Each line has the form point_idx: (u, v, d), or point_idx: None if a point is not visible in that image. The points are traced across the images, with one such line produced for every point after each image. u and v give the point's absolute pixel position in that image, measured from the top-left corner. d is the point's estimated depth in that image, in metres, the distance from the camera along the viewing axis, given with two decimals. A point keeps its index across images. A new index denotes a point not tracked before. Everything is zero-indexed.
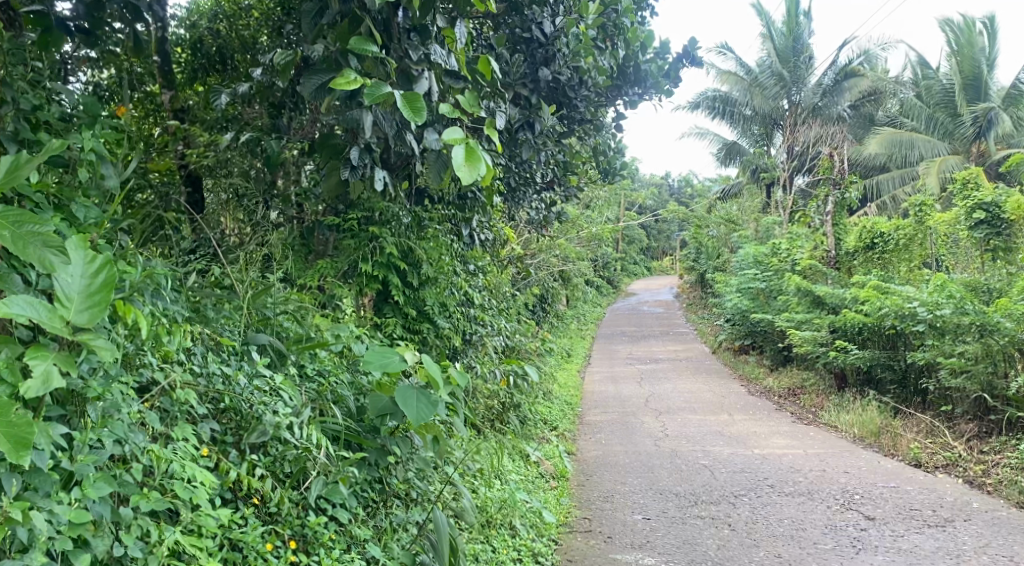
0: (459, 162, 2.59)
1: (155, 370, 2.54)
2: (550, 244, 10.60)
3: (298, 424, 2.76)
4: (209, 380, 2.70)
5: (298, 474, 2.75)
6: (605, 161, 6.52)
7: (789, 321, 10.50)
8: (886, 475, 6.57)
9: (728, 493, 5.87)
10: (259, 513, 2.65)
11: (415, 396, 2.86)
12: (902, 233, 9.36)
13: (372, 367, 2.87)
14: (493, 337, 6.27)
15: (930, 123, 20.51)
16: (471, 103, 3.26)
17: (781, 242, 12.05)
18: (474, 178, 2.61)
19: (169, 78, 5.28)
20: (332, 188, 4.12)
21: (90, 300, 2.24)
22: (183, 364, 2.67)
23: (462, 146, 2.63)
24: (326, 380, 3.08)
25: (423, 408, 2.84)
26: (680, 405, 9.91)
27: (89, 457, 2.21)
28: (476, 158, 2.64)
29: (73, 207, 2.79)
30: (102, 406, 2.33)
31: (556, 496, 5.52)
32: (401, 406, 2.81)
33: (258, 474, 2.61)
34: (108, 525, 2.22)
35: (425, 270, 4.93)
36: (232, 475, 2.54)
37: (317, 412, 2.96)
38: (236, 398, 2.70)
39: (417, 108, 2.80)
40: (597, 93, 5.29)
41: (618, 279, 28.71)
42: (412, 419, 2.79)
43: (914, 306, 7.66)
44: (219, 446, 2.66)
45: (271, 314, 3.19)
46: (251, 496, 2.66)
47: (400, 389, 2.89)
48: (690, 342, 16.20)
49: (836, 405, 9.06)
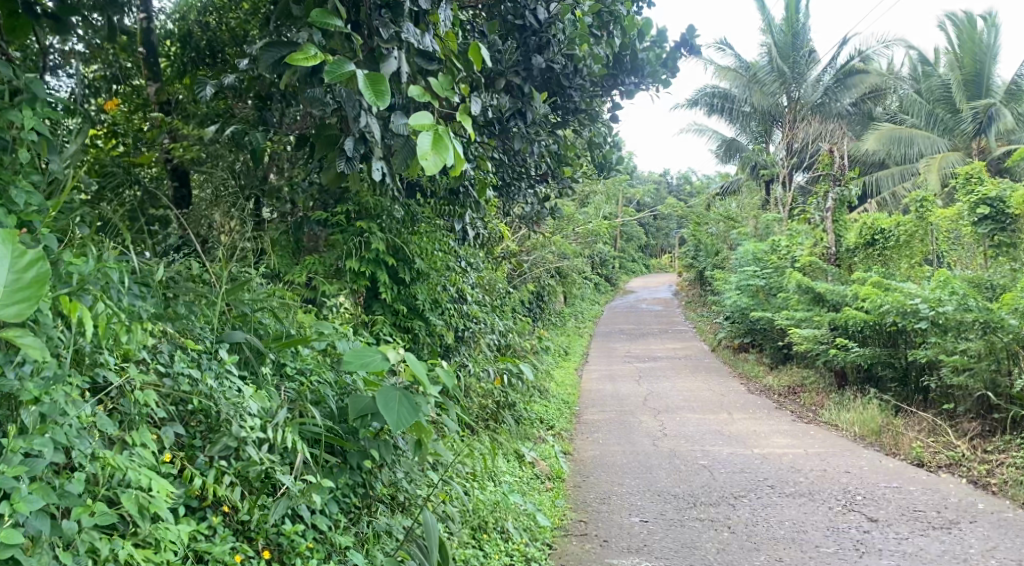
0: (426, 150, 2.43)
1: (114, 370, 2.38)
2: (547, 241, 10.48)
3: (271, 428, 2.63)
4: (175, 381, 2.55)
5: (273, 480, 2.60)
6: (602, 155, 6.39)
7: (789, 318, 10.38)
8: (888, 475, 6.44)
9: (728, 494, 5.74)
10: (229, 522, 2.52)
11: (400, 399, 2.73)
12: (902, 230, 9.25)
13: (352, 367, 2.74)
14: (487, 334, 6.14)
15: (930, 119, 20.45)
16: (443, 87, 3.05)
17: (781, 239, 11.93)
18: (440, 166, 2.46)
19: (156, 71, 5.15)
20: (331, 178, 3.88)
21: (18, 295, 2.02)
22: (147, 363, 2.53)
23: (429, 133, 2.49)
24: (307, 379, 2.98)
25: (406, 413, 2.70)
26: (678, 403, 9.79)
27: (14, 470, 1.96)
28: (444, 145, 2.49)
29: (11, 192, 2.58)
30: (41, 411, 2.12)
31: (551, 498, 5.40)
32: (383, 409, 2.68)
33: (225, 481, 2.47)
34: (46, 542, 2.01)
35: (416, 266, 4.80)
36: (196, 482, 2.39)
37: (295, 414, 2.82)
38: (204, 400, 2.55)
39: (381, 92, 2.67)
40: (593, 84, 5.15)
41: (616, 277, 28.62)
42: (392, 424, 2.65)
43: (916, 303, 7.54)
44: (186, 451, 2.53)
45: (249, 311, 3.05)
46: (221, 503, 2.52)
47: (383, 391, 2.77)
48: (689, 340, 16.10)
49: (836, 404, 8.94)
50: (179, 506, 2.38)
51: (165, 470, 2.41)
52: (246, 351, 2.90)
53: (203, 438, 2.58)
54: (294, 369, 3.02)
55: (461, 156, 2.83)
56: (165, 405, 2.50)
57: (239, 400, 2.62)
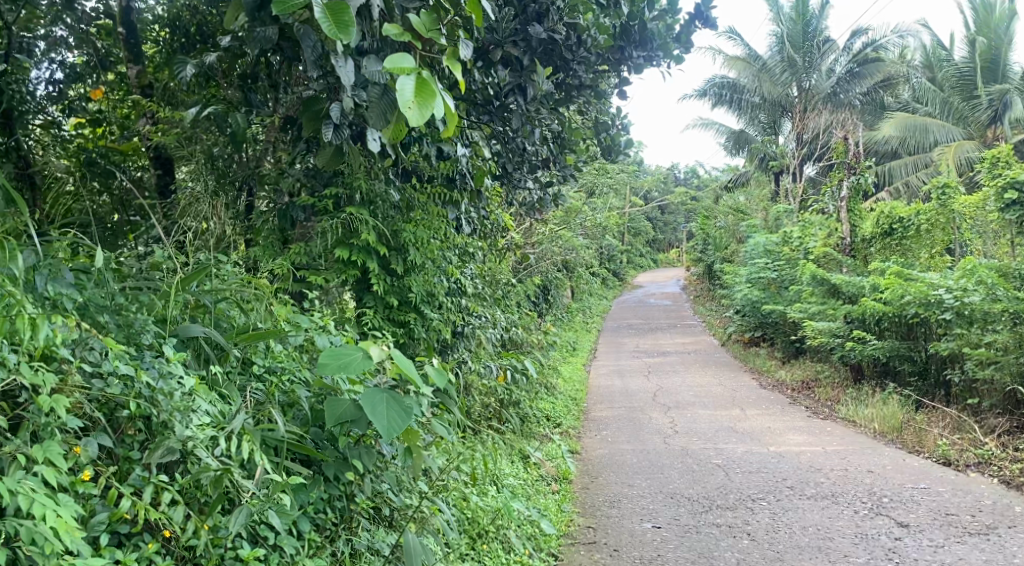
0: (408, 100, 2.12)
1: (12, 372, 2.00)
2: (552, 233, 10.10)
3: (218, 438, 2.28)
4: (107, 383, 2.18)
5: (220, 500, 2.24)
6: (608, 139, 6.01)
7: (803, 311, 10.03)
8: (913, 474, 6.10)
9: (745, 496, 5.40)
10: (170, 549, 2.17)
11: (388, 404, 2.41)
12: (922, 218, 8.87)
13: (329, 370, 2.42)
14: (488, 329, 5.81)
15: (943, 108, 20.03)
16: (425, 26, 2.76)
17: (792, 230, 11.50)
18: (424, 120, 2.17)
19: (137, 53, 4.87)
20: (329, 159, 3.71)
21: None
22: (72, 361, 2.15)
23: (413, 76, 2.18)
24: (279, 378, 2.65)
25: (396, 419, 2.38)
26: (691, 399, 9.43)
27: None
28: (429, 95, 2.18)
29: None
30: None
31: (557, 502, 5.07)
32: (369, 413, 2.35)
33: (163, 502, 2.12)
34: None
35: (410, 254, 4.42)
36: (125, 503, 2.05)
37: (257, 421, 2.49)
38: (142, 405, 2.18)
39: (346, 24, 2.37)
40: (598, 57, 4.81)
41: (623, 271, 28.24)
42: (381, 432, 2.31)
43: (940, 293, 7.20)
44: (119, 466, 2.17)
45: (211, 302, 2.68)
46: (159, 528, 2.16)
47: (367, 394, 2.44)
48: (698, 334, 15.74)
49: (853, 399, 8.58)
50: (100, 535, 2.03)
51: (81, 492, 2.04)
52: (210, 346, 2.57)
53: (142, 449, 2.22)
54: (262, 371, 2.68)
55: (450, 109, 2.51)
56: (94, 413, 2.14)
57: (188, 402, 2.27)
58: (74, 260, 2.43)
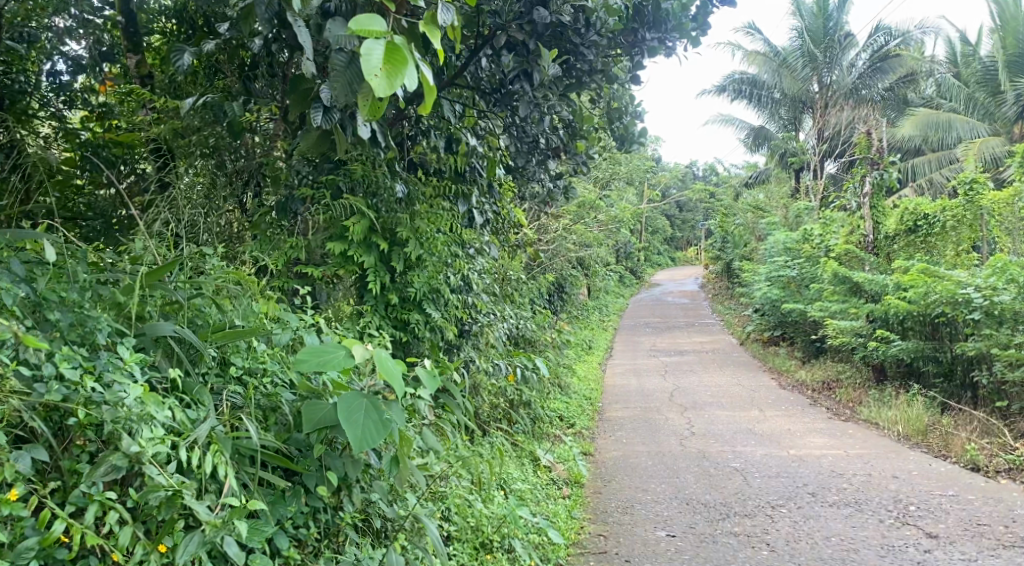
0: (374, 68, 2.03)
1: None
2: (566, 229, 9.88)
3: (175, 449, 2.09)
4: (47, 390, 2.00)
5: (173, 520, 2.05)
6: (622, 128, 5.89)
7: (824, 309, 9.76)
8: (940, 480, 5.83)
9: (763, 503, 5.17)
10: None
11: (365, 412, 2.33)
12: (949, 215, 8.55)
13: (304, 369, 2.32)
14: (497, 327, 5.61)
15: (969, 103, 19.59)
16: None
17: (814, 227, 11.20)
18: (389, 89, 2.05)
19: (135, 42, 4.92)
20: (312, 145, 3.74)
21: None
22: (8, 365, 1.98)
23: (382, 42, 2.06)
24: (258, 380, 2.48)
25: (370, 430, 2.30)
26: (707, 400, 9.20)
27: None
28: (398, 62, 2.06)
29: None
30: None
31: (568, 508, 4.88)
32: (342, 421, 2.27)
33: (105, 525, 1.93)
34: None
35: (412, 249, 4.23)
36: (57, 527, 1.86)
37: (229, 428, 2.32)
38: (86, 411, 1.99)
39: None
40: (608, 41, 4.61)
41: (640, 270, 27.93)
42: (352, 443, 2.23)
43: (968, 292, 6.93)
44: (60, 481, 1.98)
45: (187, 298, 2.51)
46: (105, 552, 1.97)
47: (346, 398, 2.36)
48: (717, 333, 15.45)
49: (875, 401, 8.31)
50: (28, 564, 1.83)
51: (7, 513, 1.84)
52: (185, 349, 2.39)
53: (90, 461, 2.03)
54: (241, 374, 2.49)
55: (430, 86, 2.40)
56: (32, 422, 1.95)
57: (143, 412, 2.07)
58: (27, 253, 2.28)
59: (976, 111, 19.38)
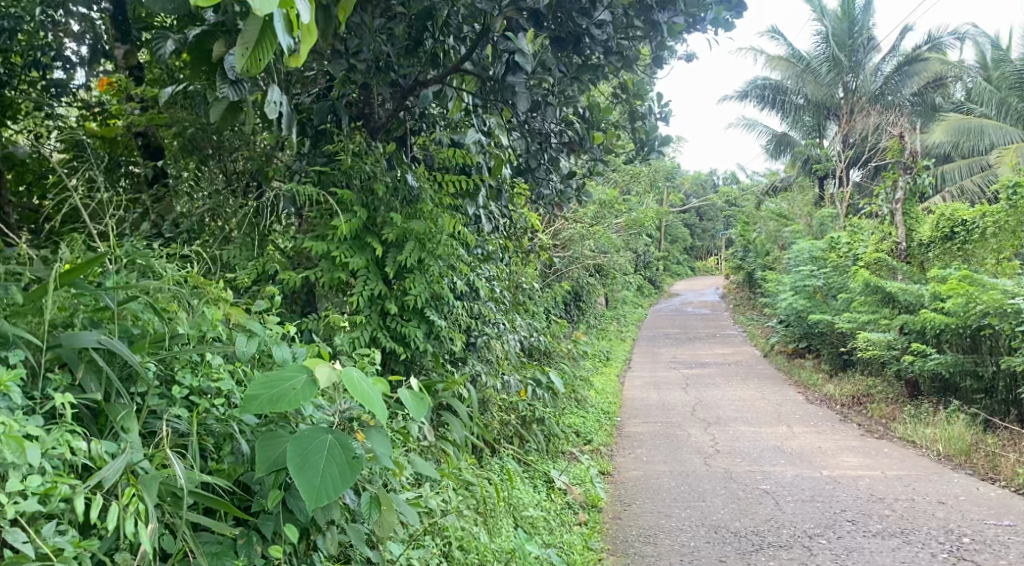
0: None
1: None
2: (582, 237, 9.44)
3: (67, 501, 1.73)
4: None
5: None
6: (642, 131, 5.34)
7: (853, 321, 9.25)
8: (993, 508, 5.31)
9: (800, 532, 4.70)
10: None
11: (326, 455, 2.02)
12: (988, 221, 7.95)
13: (254, 408, 2.04)
14: (509, 337, 5.20)
15: (1001, 108, 18.96)
16: None
17: (841, 235, 10.71)
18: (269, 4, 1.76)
19: (125, 30, 4.68)
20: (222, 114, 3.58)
21: None
22: None
23: None
24: (201, 404, 2.16)
25: (330, 477, 1.99)
26: (732, 414, 8.71)
27: None
28: None
29: None
30: None
31: (585, 536, 4.44)
32: (296, 471, 1.96)
33: None
34: None
35: (410, 249, 3.79)
36: None
37: (162, 464, 1.99)
38: None
39: None
40: (624, 22, 4.20)
41: (660, 280, 27.32)
42: (304, 497, 1.92)
43: (1016, 302, 6.42)
44: None
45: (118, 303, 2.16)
46: None
47: (303, 439, 2.05)
48: (739, 345, 14.90)
49: (911, 417, 7.82)
50: None
51: None
52: (113, 367, 2.08)
53: None
54: (188, 393, 2.18)
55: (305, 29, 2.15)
56: None
57: (15, 457, 1.67)
58: None
59: (1010, 116, 18.73)
